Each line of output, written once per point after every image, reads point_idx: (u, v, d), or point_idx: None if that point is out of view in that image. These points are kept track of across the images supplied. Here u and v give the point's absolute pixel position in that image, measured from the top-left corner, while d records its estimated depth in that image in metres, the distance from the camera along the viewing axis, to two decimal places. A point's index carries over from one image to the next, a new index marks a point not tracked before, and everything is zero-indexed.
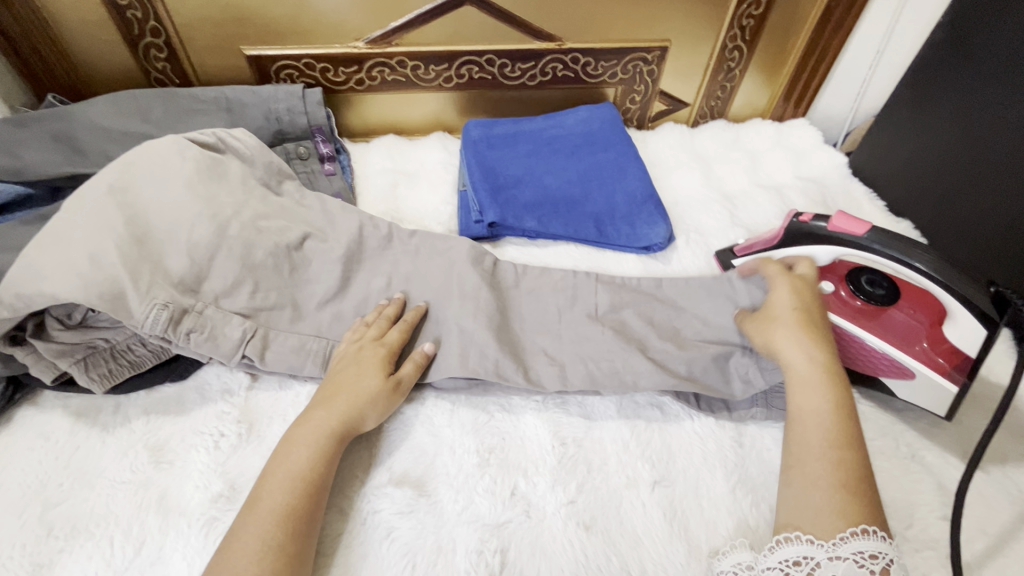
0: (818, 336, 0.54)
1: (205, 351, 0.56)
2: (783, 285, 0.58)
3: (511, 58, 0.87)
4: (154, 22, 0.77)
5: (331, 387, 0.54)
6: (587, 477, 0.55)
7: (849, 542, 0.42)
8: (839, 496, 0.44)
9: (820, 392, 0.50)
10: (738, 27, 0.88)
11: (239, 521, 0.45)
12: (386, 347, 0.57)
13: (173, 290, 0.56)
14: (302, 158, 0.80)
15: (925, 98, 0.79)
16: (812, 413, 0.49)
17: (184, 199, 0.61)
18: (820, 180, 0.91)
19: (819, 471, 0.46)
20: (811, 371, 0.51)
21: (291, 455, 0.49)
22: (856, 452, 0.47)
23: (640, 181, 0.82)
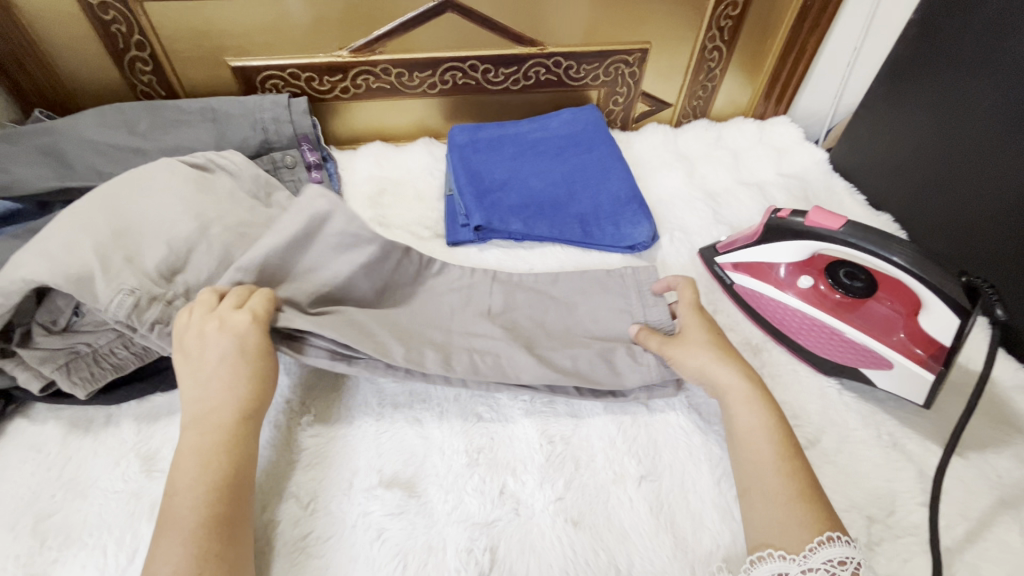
0: (737, 355, 0.57)
1: (169, 345, 0.54)
2: (691, 314, 0.60)
3: (495, 63, 0.88)
4: (139, 36, 0.77)
5: (220, 383, 0.49)
6: (575, 475, 0.56)
7: (818, 551, 0.43)
8: (796, 508, 0.46)
9: (755, 408, 0.52)
10: (716, 28, 0.90)
11: (156, 544, 0.42)
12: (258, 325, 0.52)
13: (144, 278, 0.55)
14: (290, 167, 0.81)
15: (902, 91, 0.80)
16: (750, 428, 0.51)
17: (170, 208, 0.61)
18: (801, 177, 0.92)
19: (776, 485, 0.48)
20: (746, 388, 0.54)
21: (199, 463, 0.46)
22: (799, 459, 0.49)
23: (623, 182, 0.83)
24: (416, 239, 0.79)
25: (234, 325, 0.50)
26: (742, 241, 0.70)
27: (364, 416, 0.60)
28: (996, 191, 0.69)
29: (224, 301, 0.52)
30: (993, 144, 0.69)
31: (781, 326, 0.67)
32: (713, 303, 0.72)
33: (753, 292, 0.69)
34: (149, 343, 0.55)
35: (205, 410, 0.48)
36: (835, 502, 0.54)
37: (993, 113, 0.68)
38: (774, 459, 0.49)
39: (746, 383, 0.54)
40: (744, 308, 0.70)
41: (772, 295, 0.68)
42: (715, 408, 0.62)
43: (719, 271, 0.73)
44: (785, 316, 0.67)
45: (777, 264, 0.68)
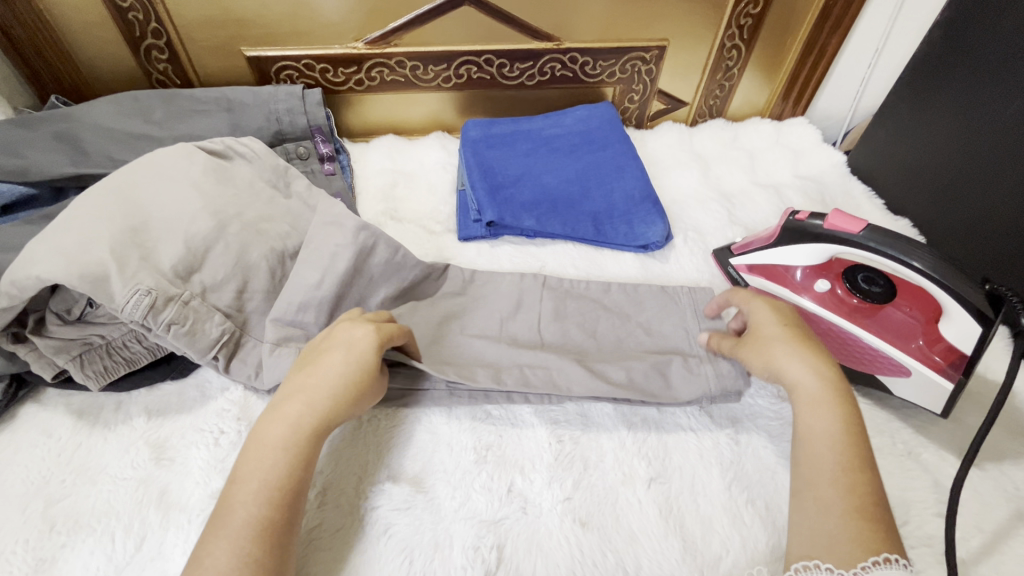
0: (817, 350, 0.52)
1: (182, 346, 0.55)
2: (763, 307, 0.57)
3: (510, 58, 0.88)
4: (156, 24, 0.77)
5: (315, 380, 0.49)
6: (583, 475, 0.55)
7: (871, 571, 0.40)
8: (853, 520, 0.43)
9: (831, 412, 0.48)
10: (736, 26, 0.88)
11: (210, 535, 0.42)
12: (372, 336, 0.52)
13: (160, 277, 0.55)
14: (302, 158, 0.81)
15: (927, 93, 0.78)
16: (823, 433, 0.48)
17: (185, 198, 0.62)
18: (819, 179, 0.91)
19: (832, 496, 0.44)
20: (823, 390, 0.49)
21: (269, 460, 0.45)
22: (866, 475, 0.45)
23: (638, 181, 0.82)
24: (427, 233, 0.79)
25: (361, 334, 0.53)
26: (759, 243, 0.68)
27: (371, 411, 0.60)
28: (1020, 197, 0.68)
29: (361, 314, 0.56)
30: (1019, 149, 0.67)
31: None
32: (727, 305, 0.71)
33: (769, 295, 0.68)
34: (162, 343, 0.56)
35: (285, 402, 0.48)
36: None
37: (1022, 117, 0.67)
38: (836, 470, 0.46)
39: (829, 381, 0.50)
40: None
41: (788, 299, 0.67)
42: (727, 412, 0.61)
43: (733, 273, 0.72)
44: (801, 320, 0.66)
45: (793, 268, 0.67)
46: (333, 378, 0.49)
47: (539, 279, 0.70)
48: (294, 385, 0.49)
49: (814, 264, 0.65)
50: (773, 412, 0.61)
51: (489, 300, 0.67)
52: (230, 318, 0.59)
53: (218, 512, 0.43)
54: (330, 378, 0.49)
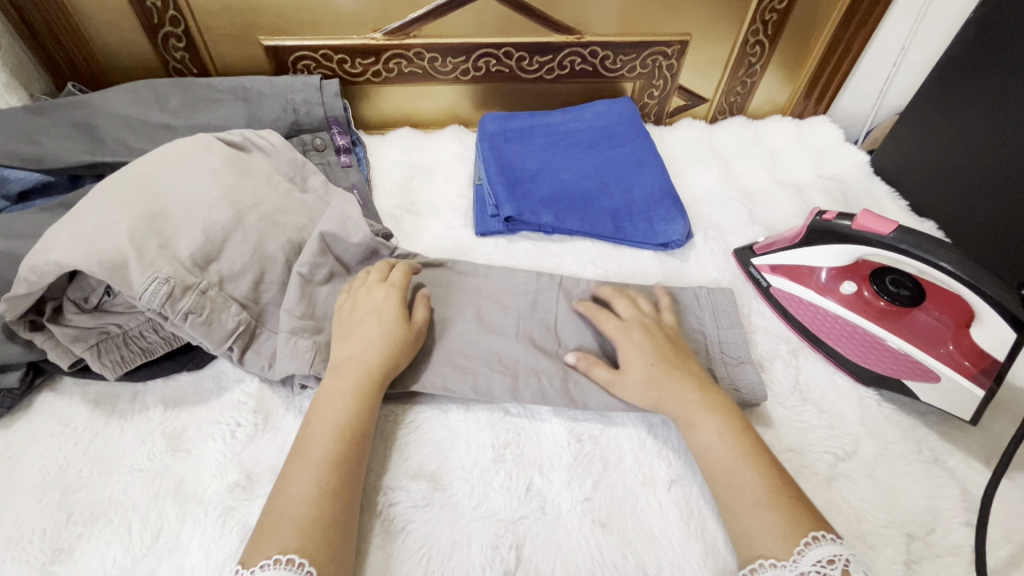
0: (683, 369, 0.57)
1: (198, 335, 0.55)
2: (628, 345, 0.58)
3: (530, 51, 0.86)
4: (174, 12, 0.75)
5: (361, 337, 0.56)
6: (603, 475, 0.55)
7: (807, 554, 0.44)
8: (766, 514, 0.47)
9: (708, 423, 0.53)
10: (761, 21, 0.87)
11: (291, 471, 0.48)
12: (397, 288, 0.61)
13: (178, 266, 0.55)
14: (319, 150, 0.80)
15: (958, 93, 0.77)
16: (708, 443, 0.52)
17: (202, 187, 0.61)
18: (841, 179, 0.89)
19: (741, 493, 0.49)
20: (692, 410, 0.54)
21: (335, 407, 0.52)
22: (755, 468, 0.50)
23: (657, 177, 0.81)
24: (444, 227, 0.78)
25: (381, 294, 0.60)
26: (784, 241, 0.68)
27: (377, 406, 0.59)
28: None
29: (371, 276, 0.62)
30: None
31: (818, 333, 0.65)
32: (747, 304, 0.70)
33: (791, 294, 0.68)
34: (178, 332, 0.56)
35: (340, 360, 0.55)
36: (874, 518, 0.52)
37: None
38: (726, 471, 0.50)
39: (696, 399, 0.54)
40: (778, 311, 0.68)
41: (812, 297, 0.66)
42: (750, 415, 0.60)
43: (755, 272, 0.71)
44: (826, 321, 0.65)
45: (818, 267, 0.66)
46: (375, 335, 0.56)
47: (557, 278, 0.70)
48: (345, 349, 0.56)
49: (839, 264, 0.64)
50: (796, 415, 0.60)
51: (505, 297, 0.67)
52: (246, 309, 0.59)
53: (297, 451, 0.50)
54: (375, 334, 0.56)
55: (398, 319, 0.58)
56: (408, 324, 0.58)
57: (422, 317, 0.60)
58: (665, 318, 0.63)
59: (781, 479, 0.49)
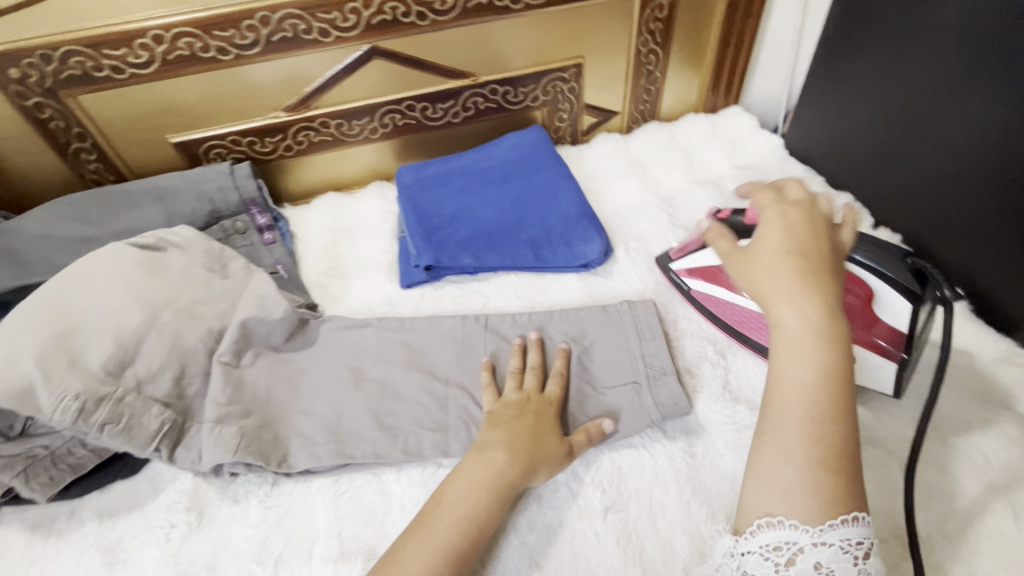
0: (820, 280, 0.45)
1: (120, 443, 0.55)
2: (770, 221, 0.50)
3: (430, 100, 0.88)
4: (78, 127, 0.78)
5: (508, 434, 0.54)
6: (538, 515, 0.54)
7: (837, 529, 0.41)
8: (818, 476, 0.41)
9: (812, 354, 0.44)
10: (648, 32, 0.89)
11: (408, 541, 0.47)
12: (551, 401, 0.59)
13: (90, 379, 0.56)
14: (241, 233, 0.82)
15: (857, 53, 0.76)
16: (798, 382, 0.44)
17: (114, 295, 0.62)
18: (757, 166, 0.90)
19: (794, 444, 0.42)
20: (803, 332, 0.44)
21: (468, 491, 0.50)
22: (838, 427, 0.42)
23: (572, 200, 0.82)
24: (370, 286, 0.78)
25: (537, 404, 0.58)
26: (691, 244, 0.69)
27: (308, 483, 0.59)
28: (964, 154, 0.66)
29: (525, 381, 0.61)
30: (946, 107, 0.67)
31: (743, 330, 0.65)
32: (672, 311, 0.70)
33: (709, 295, 0.68)
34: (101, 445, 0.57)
35: (483, 444, 0.54)
36: None
37: (934, 76, 0.67)
38: (803, 419, 0.43)
39: (809, 324, 0.44)
40: (704, 314, 0.68)
41: (728, 296, 0.66)
42: (681, 426, 0.60)
43: (675, 277, 0.72)
44: (746, 318, 0.65)
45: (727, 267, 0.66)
46: (525, 436, 0.54)
47: (483, 318, 0.70)
48: (490, 438, 0.54)
49: None
50: (727, 416, 0.59)
51: (431, 349, 0.68)
52: (170, 407, 0.60)
53: (417, 524, 0.49)
54: (528, 435, 0.54)
55: (556, 433, 0.56)
56: (564, 443, 0.55)
57: (581, 441, 0.56)
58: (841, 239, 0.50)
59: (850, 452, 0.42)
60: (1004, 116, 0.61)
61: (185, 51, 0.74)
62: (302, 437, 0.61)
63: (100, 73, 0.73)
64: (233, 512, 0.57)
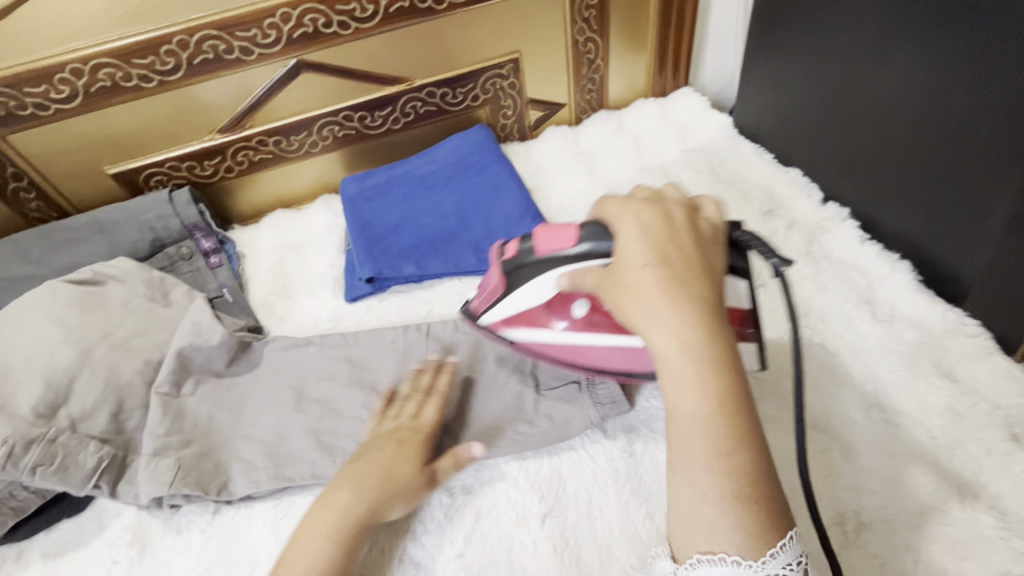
0: (689, 291, 0.39)
1: (55, 484, 0.55)
2: (630, 228, 0.43)
3: (368, 109, 0.87)
4: (13, 167, 0.78)
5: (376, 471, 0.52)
6: (475, 525, 0.53)
7: (779, 554, 0.36)
8: (734, 510, 0.36)
9: (694, 380, 0.37)
10: (582, 20, 0.88)
11: None
12: (423, 430, 0.56)
13: (21, 422, 0.56)
14: (186, 258, 0.82)
15: (792, 27, 0.74)
16: (688, 409, 0.37)
17: (46, 334, 0.63)
18: (706, 148, 0.88)
19: (706, 479, 0.36)
20: (683, 359, 0.37)
21: (318, 543, 0.48)
22: (745, 450, 0.37)
23: (514, 199, 0.81)
24: (315, 302, 0.78)
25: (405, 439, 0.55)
26: (493, 297, 0.55)
27: (250, 509, 0.58)
28: (898, 121, 0.64)
29: (406, 408, 0.58)
30: (870, 70, 0.65)
31: (595, 363, 0.57)
32: None
33: (543, 343, 0.57)
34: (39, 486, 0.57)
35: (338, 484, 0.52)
36: None
37: (855, 40, 0.66)
38: (705, 448, 0.37)
39: (688, 344, 0.38)
40: (543, 357, 0.58)
41: (558, 340, 0.56)
42: (622, 424, 0.59)
43: (494, 331, 0.59)
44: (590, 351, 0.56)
45: (539, 309, 0.54)
46: (376, 474, 0.52)
47: (425, 327, 0.68)
48: (346, 475, 0.53)
49: (563, 294, 0.52)
50: None
51: (373, 363, 0.66)
52: (108, 442, 0.60)
53: None
54: (381, 471, 0.52)
55: (413, 462, 0.53)
56: (425, 472, 0.53)
57: (449, 468, 0.54)
58: (705, 225, 0.44)
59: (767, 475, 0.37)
60: (924, 73, 0.59)
61: (107, 81, 0.73)
62: (243, 463, 0.60)
63: (25, 112, 0.73)
64: (175, 544, 0.57)
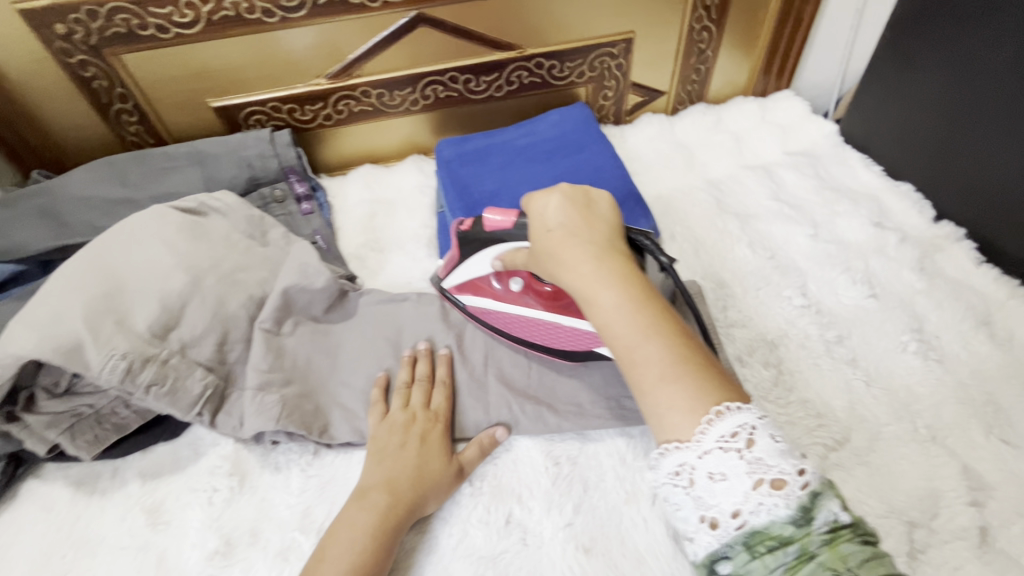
0: (581, 235, 0.45)
1: (165, 406, 0.55)
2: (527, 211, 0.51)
3: (474, 72, 0.86)
4: (121, 88, 0.77)
5: (405, 466, 0.52)
6: (584, 496, 0.53)
7: (715, 425, 0.35)
8: (670, 388, 0.37)
9: (601, 294, 0.42)
10: (703, 7, 0.86)
11: None
12: (438, 419, 0.57)
13: (137, 339, 0.56)
14: (279, 202, 0.81)
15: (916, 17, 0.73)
16: (604, 320, 0.41)
17: (158, 256, 0.62)
18: (810, 152, 0.87)
19: (636, 375, 0.39)
20: (584, 281, 0.43)
21: (353, 542, 0.47)
22: (659, 338, 0.39)
23: (617, 180, 0.79)
24: (409, 260, 0.78)
25: (428, 434, 0.55)
26: (451, 263, 0.63)
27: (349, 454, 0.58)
28: None
29: (412, 398, 0.58)
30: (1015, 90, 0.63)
31: (522, 335, 0.61)
32: (721, 299, 0.68)
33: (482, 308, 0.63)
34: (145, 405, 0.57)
35: (380, 483, 0.51)
36: (872, 508, 0.50)
37: (1008, 59, 0.64)
38: (626, 348, 0.39)
39: (590, 271, 0.43)
40: (482, 323, 0.64)
41: (502, 307, 0.62)
42: None
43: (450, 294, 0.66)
44: (517, 324, 0.62)
45: (488, 277, 0.61)
46: (406, 472, 0.52)
47: None
48: (375, 479, 0.52)
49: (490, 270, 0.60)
50: (779, 408, 0.57)
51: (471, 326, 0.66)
52: (212, 371, 0.59)
53: None
54: (411, 467, 0.52)
55: (440, 454, 0.54)
56: (452, 464, 0.54)
57: (473, 456, 0.55)
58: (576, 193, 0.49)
59: (692, 350, 0.39)
60: None
61: (230, 12, 0.72)
62: (343, 409, 0.60)
63: (144, 32, 0.72)
64: (274, 480, 0.57)
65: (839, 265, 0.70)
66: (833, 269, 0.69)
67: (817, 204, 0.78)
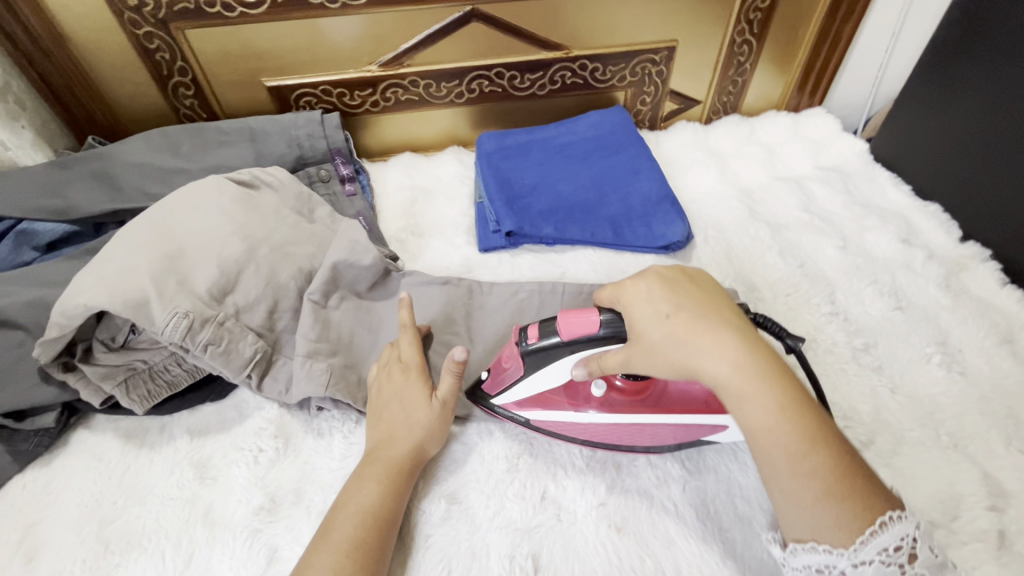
0: (715, 320, 0.46)
1: (218, 365, 0.58)
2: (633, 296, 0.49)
3: (520, 70, 0.89)
4: (181, 62, 0.80)
5: (399, 421, 0.54)
6: (617, 479, 0.55)
7: (879, 535, 0.38)
8: (834, 504, 0.40)
9: (759, 398, 0.42)
10: (745, 21, 0.88)
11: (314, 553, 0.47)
12: (411, 367, 0.57)
13: (196, 300, 0.58)
14: (324, 181, 0.83)
15: (961, 45, 0.75)
16: (759, 426, 0.42)
17: (216, 223, 0.65)
18: (840, 168, 0.89)
19: (799, 485, 0.41)
20: (739, 381, 0.43)
21: (362, 492, 0.50)
22: (824, 450, 0.41)
23: (653, 182, 0.82)
24: (448, 246, 0.80)
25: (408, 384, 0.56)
26: (509, 379, 0.55)
27: None
28: None
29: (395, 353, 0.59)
30: None
31: (612, 440, 0.56)
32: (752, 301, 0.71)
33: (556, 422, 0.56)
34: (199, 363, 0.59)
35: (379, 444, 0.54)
36: None
37: None
38: (787, 458, 0.41)
39: (742, 375, 0.43)
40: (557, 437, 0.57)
41: (579, 417, 0.56)
42: None
43: (506, 412, 0.58)
44: (604, 432, 0.56)
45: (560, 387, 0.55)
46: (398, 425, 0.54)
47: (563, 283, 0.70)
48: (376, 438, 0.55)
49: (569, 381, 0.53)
50: None
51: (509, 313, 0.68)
52: (262, 337, 0.62)
53: (325, 531, 0.48)
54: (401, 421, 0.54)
55: (422, 400, 0.55)
56: (436, 403, 0.55)
57: (451, 388, 0.55)
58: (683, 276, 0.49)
59: (848, 457, 0.42)
60: None
61: None
62: None
63: (211, 9, 0.75)
64: (317, 445, 0.59)
65: (867, 277, 0.72)
66: (861, 280, 0.72)
67: (846, 219, 0.81)
